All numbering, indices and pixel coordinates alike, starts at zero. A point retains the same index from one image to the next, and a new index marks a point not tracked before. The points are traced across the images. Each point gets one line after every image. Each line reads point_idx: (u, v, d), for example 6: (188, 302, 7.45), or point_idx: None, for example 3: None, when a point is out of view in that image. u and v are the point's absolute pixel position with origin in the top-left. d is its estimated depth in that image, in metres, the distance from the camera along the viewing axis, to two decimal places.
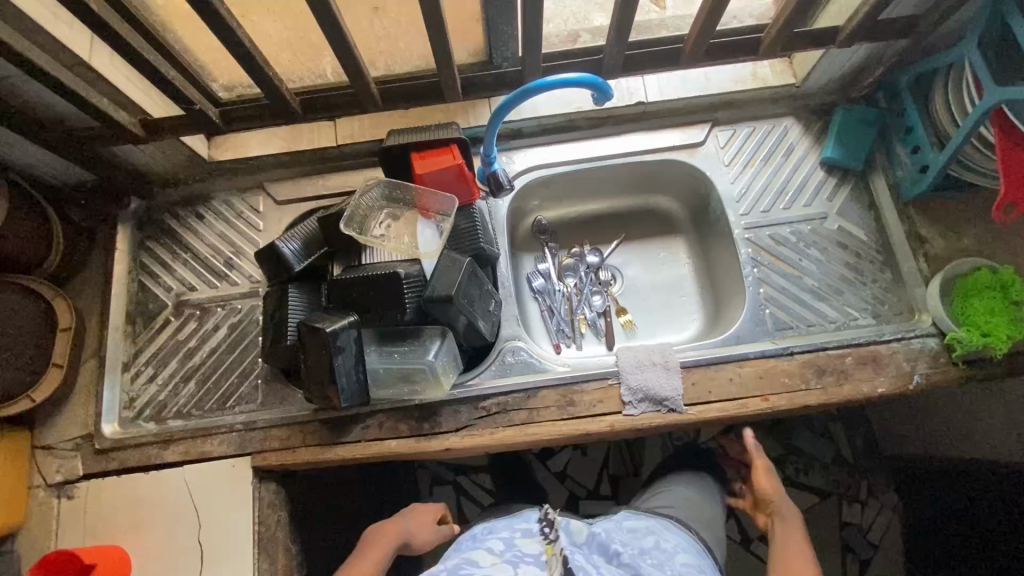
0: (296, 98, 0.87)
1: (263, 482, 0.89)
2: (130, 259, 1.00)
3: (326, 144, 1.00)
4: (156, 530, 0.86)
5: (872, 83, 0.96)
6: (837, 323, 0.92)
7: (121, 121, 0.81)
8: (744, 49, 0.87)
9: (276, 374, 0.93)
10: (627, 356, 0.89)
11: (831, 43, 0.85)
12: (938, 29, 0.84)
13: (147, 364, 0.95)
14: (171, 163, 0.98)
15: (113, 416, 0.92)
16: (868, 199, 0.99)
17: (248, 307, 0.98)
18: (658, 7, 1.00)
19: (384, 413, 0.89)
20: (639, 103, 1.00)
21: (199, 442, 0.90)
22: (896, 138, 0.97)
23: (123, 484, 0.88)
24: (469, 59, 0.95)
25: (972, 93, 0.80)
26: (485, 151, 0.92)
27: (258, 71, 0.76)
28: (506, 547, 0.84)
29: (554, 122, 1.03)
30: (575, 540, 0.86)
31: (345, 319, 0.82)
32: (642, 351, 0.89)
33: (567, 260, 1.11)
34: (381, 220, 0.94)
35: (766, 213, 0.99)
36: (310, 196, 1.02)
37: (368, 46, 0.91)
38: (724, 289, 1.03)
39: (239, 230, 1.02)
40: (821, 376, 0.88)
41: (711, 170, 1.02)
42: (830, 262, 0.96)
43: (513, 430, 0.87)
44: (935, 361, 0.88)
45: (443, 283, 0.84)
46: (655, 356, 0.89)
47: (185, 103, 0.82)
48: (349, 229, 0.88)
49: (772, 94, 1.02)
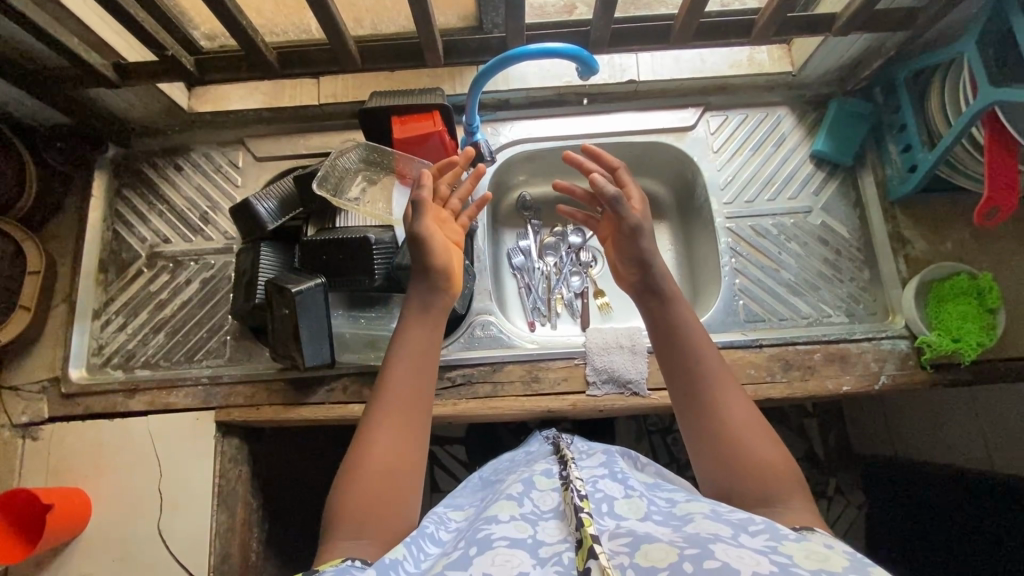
0: (274, 51, 0.84)
1: (226, 437, 0.90)
2: (105, 207, 0.99)
3: (307, 102, 0.99)
4: (117, 476, 0.87)
5: (870, 76, 0.94)
6: (810, 319, 0.92)
7: (92, 63, 0.79)
8: (739, 31, 0.84)
9: (245, 331, 0.94)
10: (596, 336, 0.89)
11: (828, 30, 0.82)
12: (939, 24, 0.81)
13: (118, 312, 0.95)
14: (149, 111, 0.97)
15: (81, 361, 0.93)
16: (855, 196, 0.97)
17: (221, 263, 0.97)
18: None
19: (349, 377, 0.89)
20: (631, 81, 0.98)
21: (163, 393, 0.90)
22: (888, 134, 0.94)
23: (88, 428, 0.89)
24: (457, 24, 0.92)
25: (967, 93, 0.78)
26: (467, 120, 0.90)
27: (231, 20, 0.73)
28: (527, 494, 0.66)
29: (543, 95, 1.01)
30: (597, 478, 0.70)
31: (314, 279, 0.82)
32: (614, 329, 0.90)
33: (548, 238, 1.09)
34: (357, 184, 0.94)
35: (750, 203, 0.98)
36: (289, 154, 1.00)
37: (353, 3, 0.88)
38: (702, 277, 1.02)
39: (216, 183, 1.01)
40: (787, 370, 0.87)
41: (699, 156, 1.00)
42: (808, 257, 0.95)
43: (476, 403, 0.87)
44: (903, 363, 0.87)
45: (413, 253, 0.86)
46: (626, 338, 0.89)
47: (157, 49, 0.80)
48: (322, 190, 0.87)
49: (767, 82, 1.00)
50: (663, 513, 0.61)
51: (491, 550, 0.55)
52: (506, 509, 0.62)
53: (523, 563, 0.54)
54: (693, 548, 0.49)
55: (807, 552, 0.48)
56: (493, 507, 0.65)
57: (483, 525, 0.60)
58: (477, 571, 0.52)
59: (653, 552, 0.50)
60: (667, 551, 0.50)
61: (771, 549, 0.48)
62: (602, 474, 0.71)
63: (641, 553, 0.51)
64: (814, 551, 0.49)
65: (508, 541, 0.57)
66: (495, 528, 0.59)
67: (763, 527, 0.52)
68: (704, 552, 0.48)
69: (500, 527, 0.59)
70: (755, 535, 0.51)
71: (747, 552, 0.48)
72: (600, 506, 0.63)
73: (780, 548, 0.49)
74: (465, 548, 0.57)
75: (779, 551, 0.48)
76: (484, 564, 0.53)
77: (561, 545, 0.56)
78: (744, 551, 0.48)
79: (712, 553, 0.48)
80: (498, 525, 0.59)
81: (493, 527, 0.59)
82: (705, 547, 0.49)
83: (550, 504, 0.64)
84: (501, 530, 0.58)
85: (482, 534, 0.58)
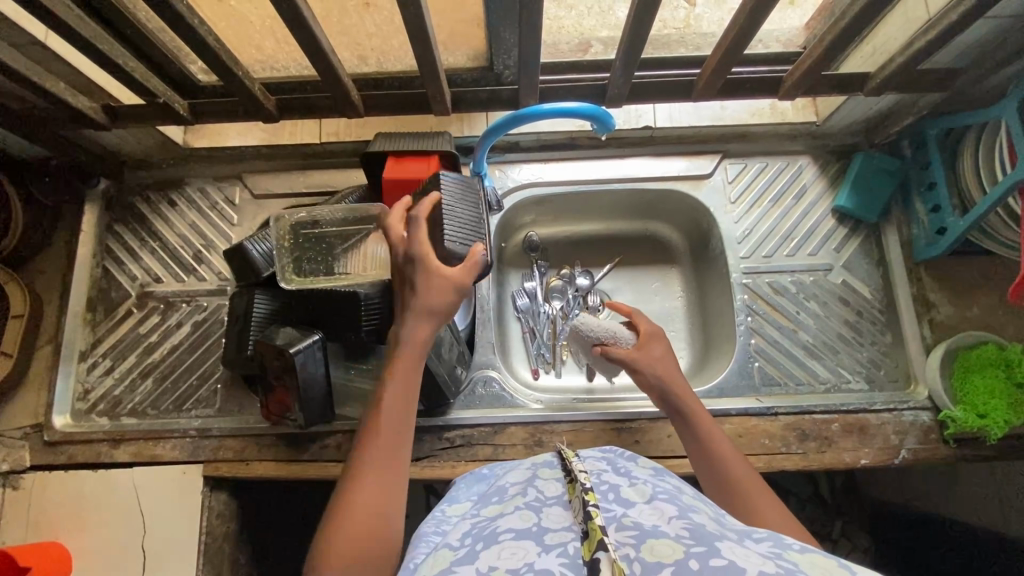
0: (272, 98, 0.81)
1: (214, 491, 0.86)
2: (95, 242, 0.95)
3: (309, 140, 0.95)
4: (96, 532, 0.83)
5: (900, 131, 0.89)
6: (828, 384, 0.88)
7: (78, 106, 0.74)
8: (766, 86, 0.81)
9: (236, 380, 0.90)
10: (587, 326, 0.81)
11: (860, 88, 0.79)
12: (974, 86, 0.77)
13: (105, 355, 0.91)
14: (142, 146, 0.93)
15: (65, 407, 0.89)
16: (878, 254, 0.93)
17: (214, 305, 0.94)
18: (682, 8, 0.87)
19: (343, 433, 0.86)
20: (647, 127, 0.94)
21: (150, 444, 0.86)
22: (915, 192, 0.90)
23: (69, 481, 0.85)
24: (467, 64, 0.85)
25: (1004, 156, 0.73)
26: (474, 166, 0.87)
27: (226, 68, 0.69)
28: (525, 491, 0.57)
29: (555, 138, 0.96)
30: (600, 469, 0.58)
31: (311, 337, 0.78)
32: (613, 330, 0.79)
33: (555, 281, 1.03)
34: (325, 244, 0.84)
35: (767, 258, 0.94)
36: (288, 193, 0.96)
37: (357, 41, 0.81)
38: (715, 330, 0.97)
39: (210, 221, 0.97)
40: (803, 441, 0.83)
41: (716, 207, 0.95)
42: (828, 318, 0.91)
43: (474, 467, 0.83)
44: (925, 437, 0.83)
45: None
46: (615, 342, 0.79)
47: (148, 94, 0.76)
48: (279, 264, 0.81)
49: (789, 130, 0.96)
50: (669, 492, 0.53)
51: (497, 545, 0.48)
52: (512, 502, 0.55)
53: (528, 554, 0.45)
54: (700, 546, 0.43)
55: (813, 561, 0.42)
56: (487, 509, 0.58)
57: (489, 521, 0.53)
58: (481, 566, 0.45)
59: (659, 547, 0.43)
60: (672, 547, 0.43)
61: (776, 555, 0.43)
62: (603, 465, 0.60)
63: (647, 547, 0.43)
64: (821, 564, 0.42)
65: (514, 534, 0.49)
66: (500, 521, 0.52)
67: (768, 535, 0.47)
68: (712, 551, 0.42)
69: (506, 519, 0.52)
70: (759, 541, 0.46)
71: (752, 553, 0.43)
72: (606, 493, 0.53)
73: (785, 555, 0.43)
74: (471, 542, 0.50)
75: (785, 558, 0.43)
76: (490, 558, 0.46)
77: (566, 534, 0.47)
78: (751, 552, 0.43)
79: (719, 551, 0.42)
80: (503, 518, 0.52)
81: (498, 520, 0.52)
82: (712, 545, 0.43)
83: (554, 490, 0.55)
84: (505, 526, 0.51)
85: (486, 529, 0.52)
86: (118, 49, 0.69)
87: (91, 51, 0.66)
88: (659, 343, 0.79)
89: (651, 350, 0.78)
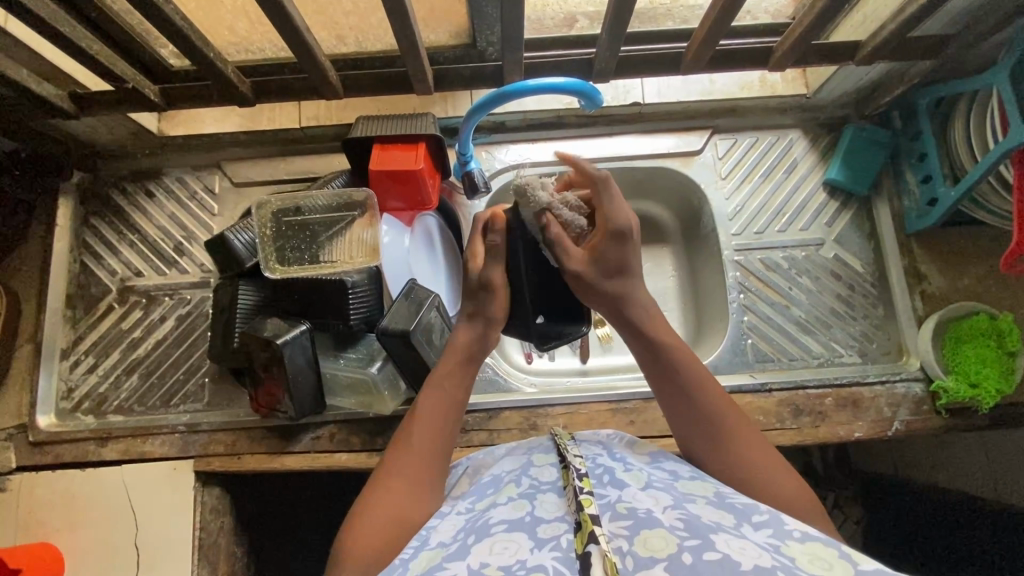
0: (247, 81, 0.78)
1: (207, 486, 0.85)
2: (71, 237, 0.92)
3: (288, 125, 0.93)
4: (87, 532, 0.82)
5: (890, 102, 0.88)
6: (821, 359, 0.88)
7: (43, 94, 0.71)
8: (755, 58, 0.79)
9: (224, 374, 0.88)
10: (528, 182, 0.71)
11: (851, 58, 0.77)
12: (966, 53, 0.76)
13: (88, 352, 0.89)
14: (115, 136, 0.89)
15: (49, 407, 0.87)
16: (870, 226, 0.92)
17: (198, 298, 0.91)
18: None
19: (336, 424, 0.84)
20: (636, 103, 0.93)
21: (138, 441, 0.85)
22: (906, 162, 0.89)
23: (57, 481, 0.83)
24: (449, 41, 0.82)
25: (996, 123, 0.72)
26: (460, 148, 0.84)
27: (196, 50, 0.66)
28: (520, 477, 0.56)
29: (542, 117, 0.94)
30: (595, 454, 0.58)
31: (299, 327, 0.76)
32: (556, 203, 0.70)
33: None
34: (309, 232, 0.83)
35: (759, 234, 0.93)
36: (270, 180, 0.94)
37: (334, 20, 0.78)
38: (708, 309, 0.97)
39: (190, 212, 0.94)
40: (797, 416, 0.83)
41: (706, 183, 0.94)
42: (820, 293, 0.90)
43: (469, 452, 0.82)
44: (918, 408, 0.83)
45: (397, 318, 0.78)
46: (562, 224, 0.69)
47: (116, 80, 0.73)
48: (264, 256, 0.79)
49: (779, 103, 0.94)
50: (664, 481, 0.53)
51: (489, 538, 0.47)
52: (505, 492, 0.54)
53: (519, 550, 0.45)
54: (694, 539, 0.42)
55: (811, 557, 0.42)
56: (481, 499, 0.56)
57: (482, 513, 0.52)
58: (473, 562, 0.44)
59: (653, 539, 0.42)
60: (665, 540, 0.42)
61: (774, 548, 0.43)
62: (599, 451, 0.59)
63: (641, 539, 0.43)
64: (820, 555, 0.42)
65: (507, 525, 0.48)
66: (493, 512, 0.51)
67: (768, 521, 0.47)
68: (706, 544, 0.42)
69: (498, 510, 0.51)
70: (757, 530, 0.45)
71: (749, 545, 0.42)
72: (600, 476, 0.53)
73: (783, 548, 0.43)
74: (463, 537, 0.49)
75: (782, 553, 0.42)
76: (482, 553, 0.45)
77: (560, 526, 0.47)
78: (746, 544, 0.42)
79: (713, 544, 0.41)
80: (496, 509, 0.51)
81: (491, 511, 0.51)
82: (706, 538, 0.42)
83: (549, 477, 0.54)
84: (498, 516, 0.50)
85: (480, 521, 0.51)
86: (81, 32, 0.66)
87: (51, 35, 0.63)
88: (621, 246, 0.65)
89: (603, 259, 0.66)
